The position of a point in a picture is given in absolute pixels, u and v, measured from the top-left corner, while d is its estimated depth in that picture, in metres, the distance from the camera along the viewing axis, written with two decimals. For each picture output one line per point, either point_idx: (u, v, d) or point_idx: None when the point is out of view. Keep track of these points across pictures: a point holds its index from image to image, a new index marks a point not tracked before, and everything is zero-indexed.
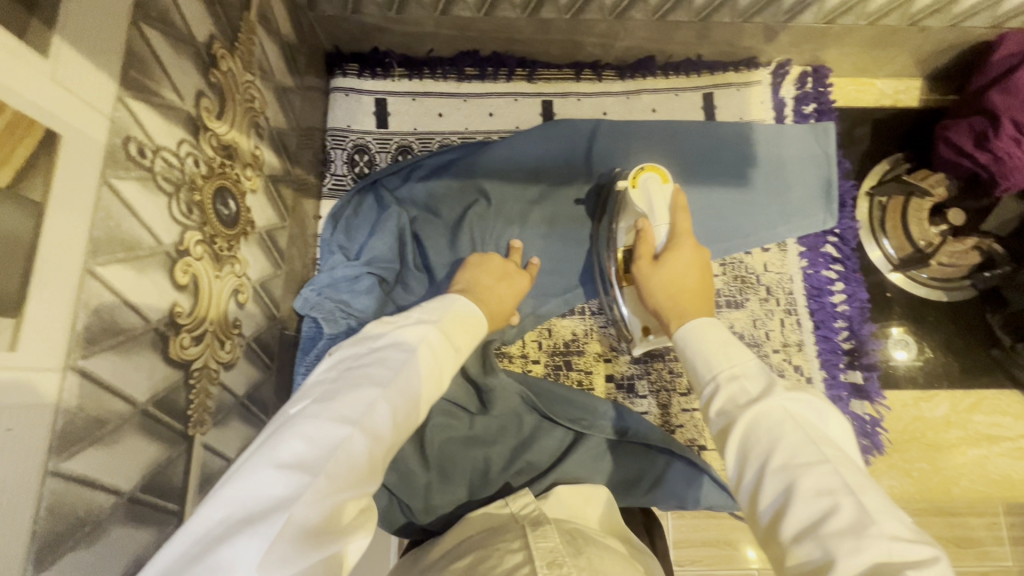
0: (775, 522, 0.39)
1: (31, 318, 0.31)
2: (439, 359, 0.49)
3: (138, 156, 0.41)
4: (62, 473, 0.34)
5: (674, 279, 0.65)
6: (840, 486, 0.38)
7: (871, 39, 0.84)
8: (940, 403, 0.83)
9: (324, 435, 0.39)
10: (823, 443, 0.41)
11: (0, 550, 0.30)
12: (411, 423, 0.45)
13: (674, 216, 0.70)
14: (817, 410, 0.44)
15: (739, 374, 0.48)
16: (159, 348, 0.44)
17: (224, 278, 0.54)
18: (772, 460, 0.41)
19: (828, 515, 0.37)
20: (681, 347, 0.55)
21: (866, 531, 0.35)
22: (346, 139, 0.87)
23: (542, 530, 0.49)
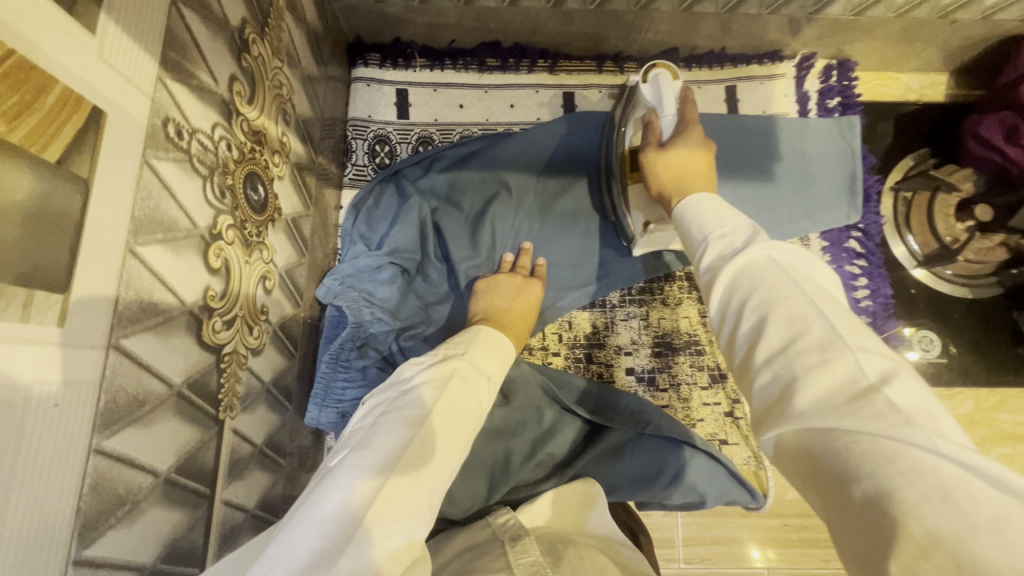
0: (746, 355, 0.34)
1: (78, 295, 0.31)
2: (469, 395, 0.49)
3: (176, 137, 0.41)
4: (105, 451, 0.34)
5: (679, 158, 0.63)
6: (814, 313, 0.33)
7: (899, 32, 0.83)
8: (964, 401, 0.82)
9: (364, 482, 0.38)
10: (805, 281, 0.36)
11: (46, 527, 0.30)
12: (450, 461, 0.44)
13: (682, 106, 0.69)
14: (804, 259, 0.38)
15: (731, 232, 0.42)
16: (194, 331, 0.44)
17: (253, 264, 0.54)
18: (749, 300, 0.36)
19: (799, 339, 0.32)
20: (677, 220, 0.50)
21: (834, 348, 0.31)
22: (367, 129, 0.86)
23: (521, 542, 0.48)
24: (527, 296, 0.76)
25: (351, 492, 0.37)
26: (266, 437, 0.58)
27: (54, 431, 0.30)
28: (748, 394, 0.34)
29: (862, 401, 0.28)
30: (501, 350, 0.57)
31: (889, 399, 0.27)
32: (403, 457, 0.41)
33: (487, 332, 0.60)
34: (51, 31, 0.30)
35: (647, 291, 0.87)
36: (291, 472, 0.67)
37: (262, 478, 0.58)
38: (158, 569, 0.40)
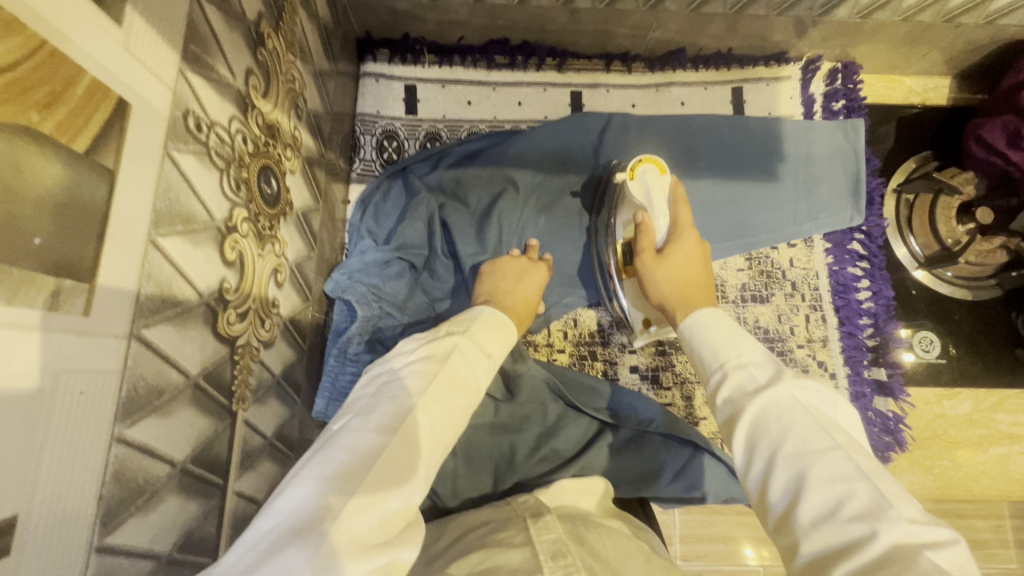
0: (788, 511, 0.38)
1: (104, 284, 0.32)
2: (470, 371, 0.50)
3: (195, 130, 0.41)
4: (126, 440, 0.34)
5: (677, 270, 0.65)
6: (853, 472, 0.37)
7: (904, 36, 0.84)
8: (963, 401, 0.83)
9: (368, 446, 0.39)
10: (835, 430, 0.40)
11: (72, 513, 0.30)
12: (448, 433, 0.45)
13: (674, 207, 0.70)
14: (825, 396, 0.43)
15: (747, 365, 0.46)
16: (209, 323, 0.44)
17: (266, 258, 0.54)
18: (782, 449, 0.40)
19: (843, 501, 0.36)
20: (683, 335, 0.54)
21: (883, 515, 0.34)
22: (375, 125, 0.87)
23: (543, 520, 0.50)
24: (532, 281, 0.73)
25: (351, 456, 0.38)
26: (276, 429, 0.59)
27: (81, 417, 0.30)
28: (789, 547, 0.37)
29: (910, 563, 0.32)
30: (503, 328, 0.57)
31: (934, 563, 0.32)
32: (404, 425, 0.41)
33: (489, 310, 0.59)
34: (80, 21, 0.30)
35: None
36: None
37: (271, 471, 0.58)
38: (175, 558, 0.40)
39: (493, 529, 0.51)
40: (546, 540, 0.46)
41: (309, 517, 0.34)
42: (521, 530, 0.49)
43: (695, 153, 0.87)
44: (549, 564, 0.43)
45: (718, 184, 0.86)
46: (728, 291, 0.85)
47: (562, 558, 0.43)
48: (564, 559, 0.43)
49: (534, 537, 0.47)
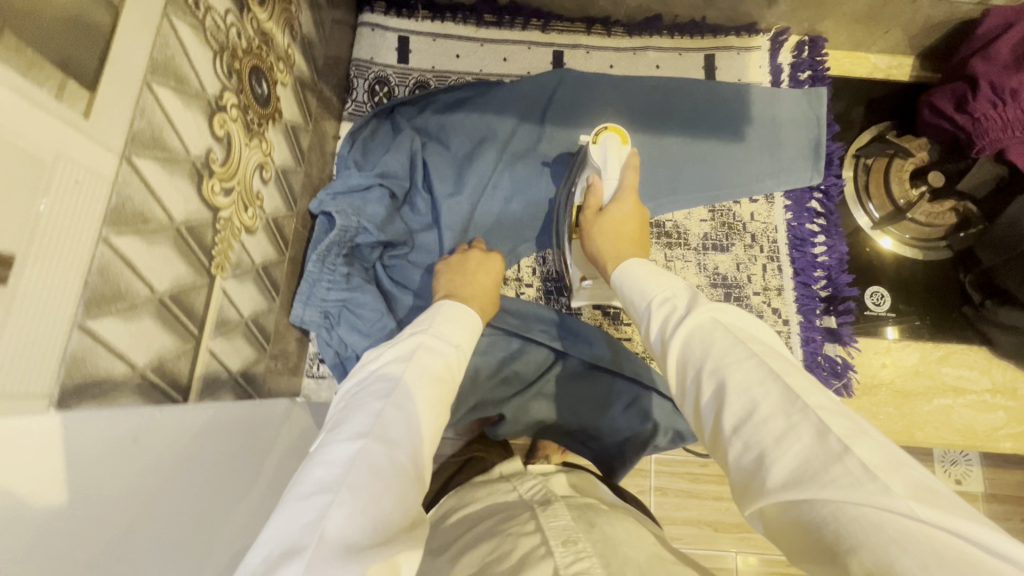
0: (716, 423, 0.43)
1: (102, 96, 0.37)
2: (435, 365, 0.56)
3: (193, 6, 0.47)
4: (112, 245, 0.40)
5: (614, 225, 0.73)
6: (766, 375, 0.41)
7: (864, 10, 0.90)
8: (910, 352, 0.88)
9: (342, 456, 0.43)
10: (748, 340, 0.45)
11: (61, 283, 0.35)
12: (430, 429, 0.50)
13: (624, 172, 0.77)
14: (741, 316, 0.49)
15: (671, 298, 0.54)
16: (195, 182, 0.49)
17: (252, 150, 0.60)
18: (705, 364, 0.45)
19: (761, 408, 0.40)
20: (620, 289, 0.63)
21: (795, 408, 0.39)
22: (368, 70, 0.93)
23: (552, 509, 0.55)
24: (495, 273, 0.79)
25: (328, 471, 0.42)
26: (253, 314, 0.64)
27: (73, 199, 0.36)
28: (724, 462, 0.42)
29: (836, 467, 0.35)
30: (463, 320, 0.64)
31: (858, 464, 0.34)
32: (380, 427, 0.46)
33: (455, 305, 0.67)
34: None
35: None
36: (273, 361, 0.72)
37: (245, 350, 0.63)
38: (148, 375, 0.45)
39: (501, 519, 0.55)
40: (554, 527, 0.51)
41: (300, 536, 0.37)
42: (530, 519, 0.53)
43: (668, 114, 0.94)
44: (560, 549, 0.47)
45: (685, 142, 0.93)
46: (690, 239, 0.90)
47: (573, 543, 0.48)
48: (575, 544, 0.48)
49: (544, 523, 0.52)
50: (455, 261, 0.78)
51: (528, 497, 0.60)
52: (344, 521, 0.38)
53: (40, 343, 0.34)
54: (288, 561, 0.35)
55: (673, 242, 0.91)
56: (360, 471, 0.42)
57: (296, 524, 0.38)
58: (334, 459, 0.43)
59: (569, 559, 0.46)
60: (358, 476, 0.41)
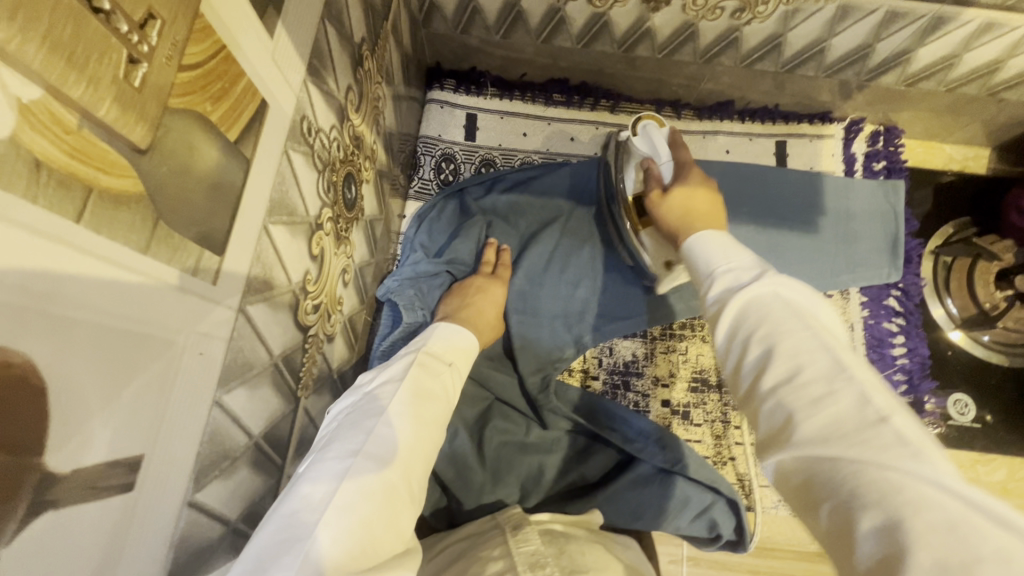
0: (752, 383, 0.36)
1: (228, 257, 0.35)
2: (433, 386, 0.50)
3: (307, 133, 0.46)
4: (223, 405, 0.37)
5: (686, 197, 0.62)
6: (818, 346, 0.35)
7: (946, 106, 0.88)
8: (997, 468, 0.83)
9: (329, 473, 0.39)
10: (811, 318, 0.37)
11: (177, 463, 0.33)
12: (426, 448, 0.45)
13: (677, 153, 0.70)
14: (811, 291, 0.40)
15: (736, 268, 0.43)
16: (293, 310, 0.47)
17: (339, 256, 0.58)
18: (756, 332, 0.38)
19: (805, 371, 0.34)
20: (685, 252, 0.51)
21: (839, 377, 0.33)
22: (435, 147, 0.92)
23: (523, 533, 0.50)
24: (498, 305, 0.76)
25: (314, 488, 0.38)
26: None
27: (196, 370, 0.33)
28: (755, 419, 0.36)
29: (872, 434, 0.30)
30: (463, 338, 0.58)
31: (894, 433, 0.29)
32: (372, 444, 0.41)
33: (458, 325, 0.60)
34: (251, 36, 0.34)
35: (688, 325, 0.88)
36: None
37: None
38: (239, 527, 0.42)
39: (471, 545, 0.51)
40: (524, 551, 0.47)
41: (280, 558, 0.33)
42: (500, 543, 0.49)
43: (740, 201, 0.89)
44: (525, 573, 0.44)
45: (757, 230, 0.88)
46: None
47: (539, 569, 0.44)
48: (542, 570, 0.44)
49: (512, 548, 0.48)
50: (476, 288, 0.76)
51: (501, 516, 0.55)
52: (329, 547, 0.34)
53: (155, 536, 0.31)
54: None
55: None
56: (350, 492, 0.38)
57: (278, 543, 0.34)
58: (319, 477, 0.39)
59: None
60: (347, 497, 0.37)
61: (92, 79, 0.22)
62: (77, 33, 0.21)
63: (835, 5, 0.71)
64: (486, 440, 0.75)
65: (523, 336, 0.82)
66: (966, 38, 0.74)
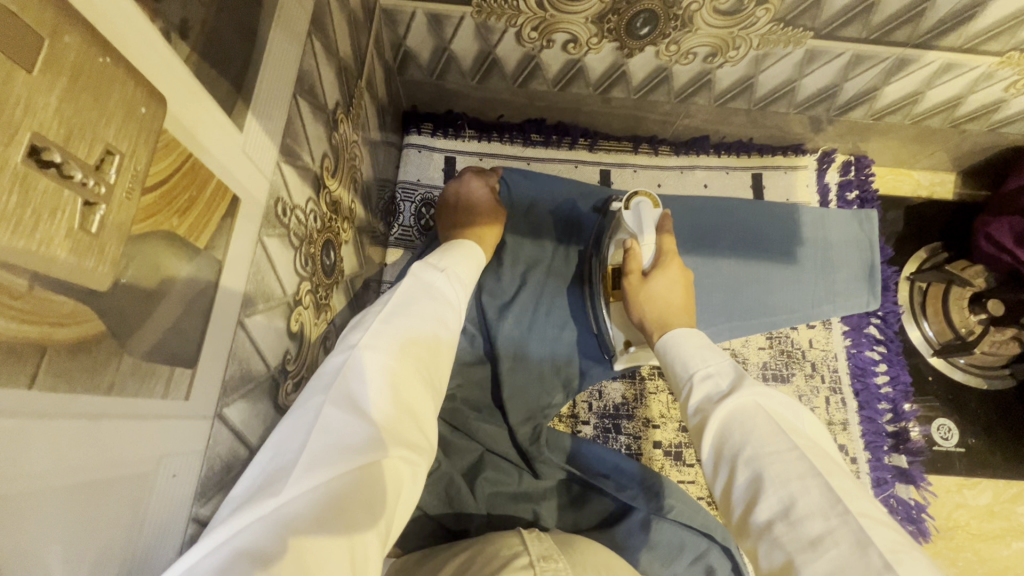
0: (746, 511, 0.41)
1: (202, 366, 0.33)
2: (428, 297, 0.52)
3: (282, 214, 0.44)
4: (199, 518, 0.35)
5: (662, 293, 0.69)
6: (808, 470, 0.39)
7: (912, 137, 0.91)
8: (983, 491, 0.84)
9: (334, 366, 0.41)
10: (793, 433, 0.43)
11: None
12: (427, 342, 0.47)
13: (661, 237, 0.74)
14: (787, 406, 0.46)
15: (714, 374, 0.51)
16: (272, 395, 0.45)
17: (320, 326, 0.56)
18: (741, 452, 0.43)
19: (799, 504, 0.38)
20: (665, 356, 0.59)
21: (834, 509, 0.36)
22: (415, 192, 0.91)
23: (537, 532, 0.53)
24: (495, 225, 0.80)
25: (322, 377, 0.40)
26: None
27: (169, 494, 0.31)
28: (754, 554, 0.39)
29: None
30: (461, 263, 0.61)
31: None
32: (369, 338, 0.43)
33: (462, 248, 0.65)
34: (219, 135, 0.33)
35: None
36: None
37: None
38: None
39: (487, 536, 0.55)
40: (538, 544, 0.49)
41: (297, 437, 0.36)
42: (516, 534, 0.52)
43: (720, 237, 0.91)
44: (537, 563, 0.45)
45: (735, 264, 0.89)
46: (750, 368, 0.87)
47: (551, 561, 0.46)
48: (554, 562, 0.46)
49: (528, 538, 0.51)
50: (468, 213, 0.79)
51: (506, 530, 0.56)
52: (335, 418, 0.37)
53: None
54: (287, 458, 0.35)
55: None
56: (353, 377, 0.40)
57: (296, 423, 0.37)
58: (326, 371, 0.41)
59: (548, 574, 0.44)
60: (351, 381, 0.40)
61: (45, 239, 0.20)
62: (26, 198, 0.19)
63: (803, 50, 0.72)
64: (478, 492, 0.74)
65: (512, 382, 0.80)
66: (928, 77, 0.77)
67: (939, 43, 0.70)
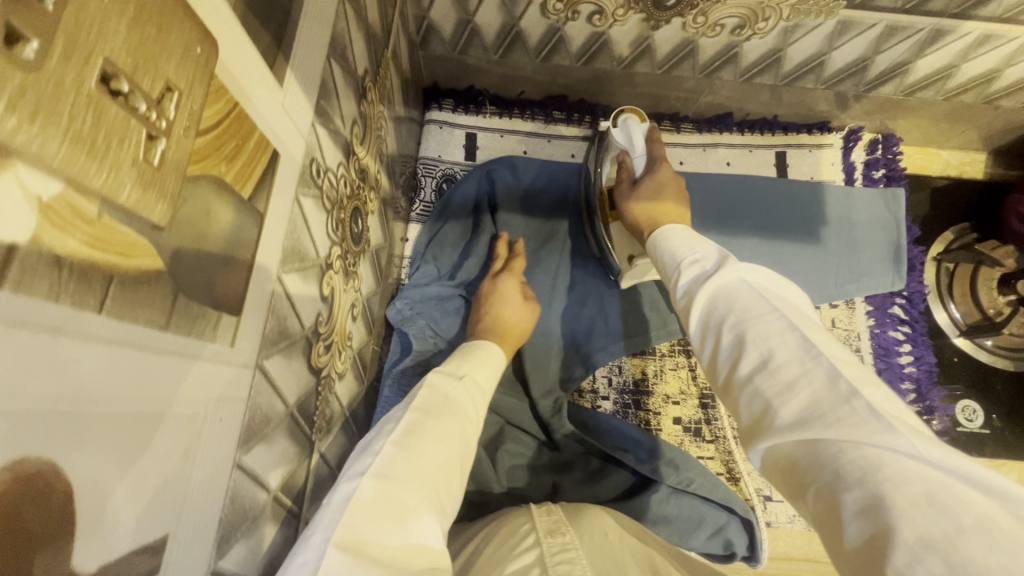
0: (729, 372, 0.37)
1: (245, 315, 0.34)
2: (440, 404, 0.50)
3: (316, 176, 0.45)
4: (242, 466, 0.36)
5: (649, 193, 0.64)
6: (786, 325, 0.35)
7: (943, 114, 0.89)
8: (1007, 473, 0.83)
9: (342, 493, 0.39)
10: (775, 297, 0.38)
11: (197, 542, 0.31)
12: (441, 460, 0.45)
13: (652, 145, 0.70)
14: (773, 274, 0.41)
15: (701, 258, 0.45)
16: (306, 354, 0.46)
17: (348, 292, 0.57)
18: (725, 319, 0.39)
19: (777, 356, 0.34)
20: (654, 250, 0.54)
21: (811, 355, 0.33)
22: (436, 168, 0.91)
23: (547, 508, 0.53)
24: (514, 293, 0.76)
25: (327, 510, 0.38)
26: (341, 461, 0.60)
27: (216, 435, 0.32)
28: (735, 409, 0.36)
29: (847, 410, 0.30)
30: (473, 363, 0.60)
31: (867, 407, 0.29)
32: (377, 463, 0.41)
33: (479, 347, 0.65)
34: (261, 88, 0.33)
35: None
36: None
37: None
38: None
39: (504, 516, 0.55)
40: (546, 520, 0.50)
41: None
42: (525, 514, 0.52)
43: (742, 216, 0.90)
44: (545, 538, 0.46)
45: (757, 243, 0.89)
46: None
47: (559, 535, 0.46)
48: (562, 536, 0.46)
49: (537, 517, 0.51)
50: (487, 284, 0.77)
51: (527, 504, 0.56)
52: (342, 559, 0.33)
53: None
54: None
55: None
56: (359, 507, 0.37)
57: (300, 564, 0.34)
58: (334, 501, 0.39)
59: (555, 550, 0.44)
60: (358, 512, 0.37)
61: (113, 167, 0.21)
62: (97, 123, 0.20)
63: (835, 20, 0.71)
64: (499, 463, 0.76)
65: (532, 356, 0.82)
66: (963, 50, 0.75)
67: (978, 13, 0.68)
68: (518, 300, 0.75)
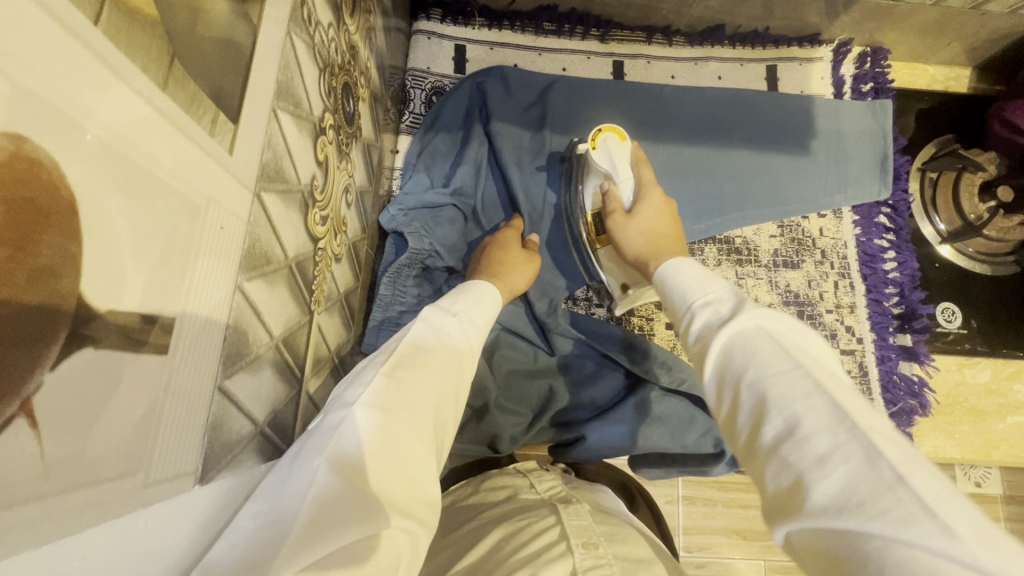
0: (752, 438, 0.36)
1: (243, 127, 0.33)
2: (438, 340, 0.47)
3: (307, 22, 0.43)
4: (244, 291, 0.35)
5: (646, 227, 0.67)
6: (812, 389, 0.35)
7: (931, 22, 0.89)
8: (982, 370, 0.87)
9: (328, 424, 0.36)
10: (799, 353, 0.38)
11: (200, 356, 0.30)
12: (433, 392, 0.41)
13: (636, 171, 0.73)
14: (792, 323, 0.41)
15: (714, 300, 0.46)
16: (304, 213, 0.45)
17: (341, 173, 0.56)
18: (744, 375, 0.38)
19: (806, 424, 0.33)
20: (662, 285, 0.53)
21: (841, 428, 0.32)
22: (425, 80, 0.89)
23: (573, 509, 0.51)
24: (516, 252, 0.75)
25: (314, 435, 0.35)
26: (337, 347, 0.60)
27: (204, 341, 0.31)
28: (759, 478, 0.35)
29: (889, 499, 0.29)
30: (472, 300, 0.56)
31: (915, 498, 0.28)
32: (370, 393, 0.37)
33: (477, 288, 0.60)
34: None
35: (688, 253, 0.88)
36: None
37: (332, 386, 0.59)
38: (266, 431, 0.41)
39: (520, 508, 0.52)
40: (575, 525, 0.47)
41: (280, 518, 0.31)
42: (549, 514, 0.49)
43: (735, 125, 0.90)
44: (578, 551, 0.42)
45: (748, 154, 0.88)
46: (761, 256, 0.88)
47: (592, 548, 0.43)
48: (595, 550, 0.43)
49: (563, 519, 0.48)
50: (491, 238, 0.77)
51: (545, 500, 0.54)
52: (332, 483, 0.31)
53: (179, 475, 0.30)
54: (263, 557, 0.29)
55: (743, 259, 0.89)
56: (345, 442, 0.34)
57: (284, 499, 0.32)
58: (320, 429, 0.36)
59: (588, 564, 0.41)
60: (345, 448, 0.34)
61: None
62: None
63: None
64: (497, 365, 0.77)
65: None
66: None
67: None
68: (518, 259, 0.74)
